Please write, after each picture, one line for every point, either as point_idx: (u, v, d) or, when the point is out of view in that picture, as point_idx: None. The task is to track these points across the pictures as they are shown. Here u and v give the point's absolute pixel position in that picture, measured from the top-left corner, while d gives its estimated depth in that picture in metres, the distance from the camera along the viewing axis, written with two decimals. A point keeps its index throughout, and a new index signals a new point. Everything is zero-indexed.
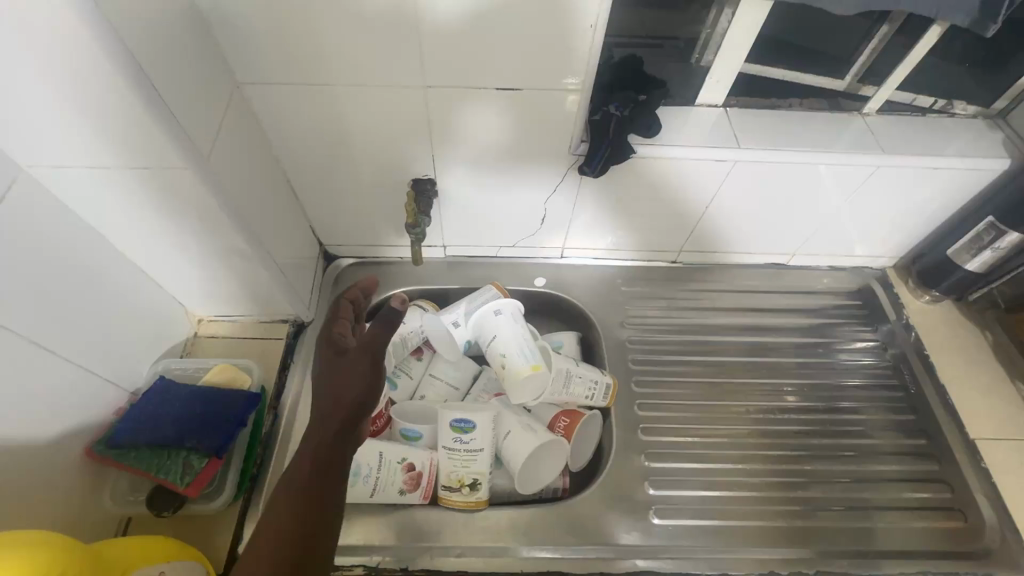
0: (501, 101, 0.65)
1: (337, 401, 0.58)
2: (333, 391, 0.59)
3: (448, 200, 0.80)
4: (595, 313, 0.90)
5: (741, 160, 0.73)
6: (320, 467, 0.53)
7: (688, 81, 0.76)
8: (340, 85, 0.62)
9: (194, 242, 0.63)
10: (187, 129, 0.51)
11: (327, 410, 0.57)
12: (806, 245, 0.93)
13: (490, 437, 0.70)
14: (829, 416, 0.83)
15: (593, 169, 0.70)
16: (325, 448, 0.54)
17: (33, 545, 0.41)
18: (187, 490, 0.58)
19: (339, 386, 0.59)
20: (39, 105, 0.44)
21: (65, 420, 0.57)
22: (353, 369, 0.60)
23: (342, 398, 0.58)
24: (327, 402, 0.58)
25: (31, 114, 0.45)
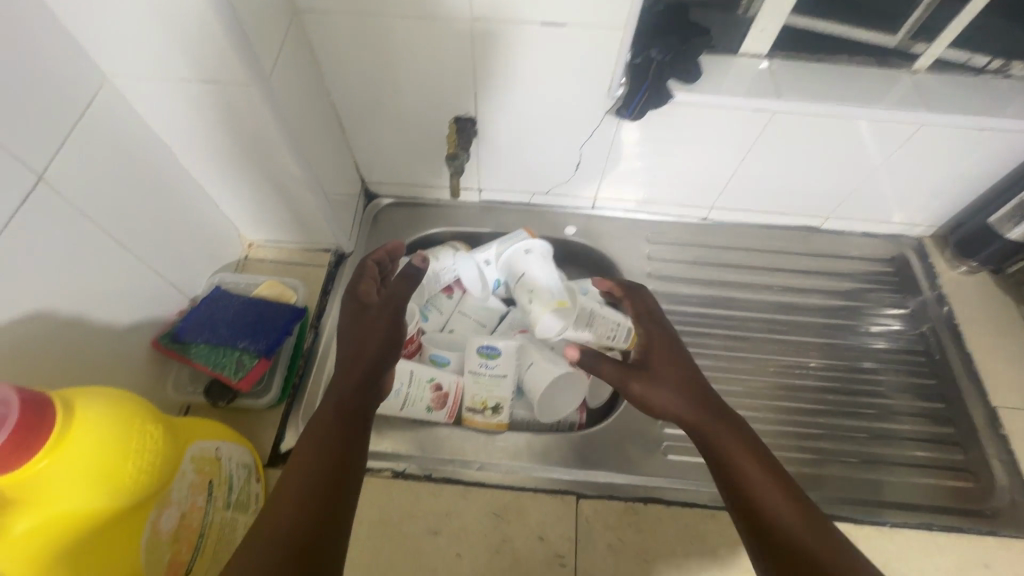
0: (545, 40, 0.66)
1: (359, 356, 0.56)
2: (354, 348, 0.57)
3: (487, 142, 0.83)
4: (622, 263, 0.92)
5: (780, 112, 0.73)
6: (346, 420, 0.50)
7: (732, 31, 0.75)
8: (391, 17, 0.65)
9: (251, 162, 0.68)
10: (254, 47, 0.55)
11: (349, 365, 0.55)
12: (841, 209, 0.92)
13: (513, 365, 0.74)
14: (847, 376, 0.84)
15: (631, 114, 0.72)
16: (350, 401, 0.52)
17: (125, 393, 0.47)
18: (240, 384, 0.65)
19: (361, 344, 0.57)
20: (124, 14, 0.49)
21: (136, 313, 0.63)
22: (373, 330, 0.58)
23: (365, 355, 0.56)
24: (349, 359, 0.56)
25: (115, 22, 0.49)
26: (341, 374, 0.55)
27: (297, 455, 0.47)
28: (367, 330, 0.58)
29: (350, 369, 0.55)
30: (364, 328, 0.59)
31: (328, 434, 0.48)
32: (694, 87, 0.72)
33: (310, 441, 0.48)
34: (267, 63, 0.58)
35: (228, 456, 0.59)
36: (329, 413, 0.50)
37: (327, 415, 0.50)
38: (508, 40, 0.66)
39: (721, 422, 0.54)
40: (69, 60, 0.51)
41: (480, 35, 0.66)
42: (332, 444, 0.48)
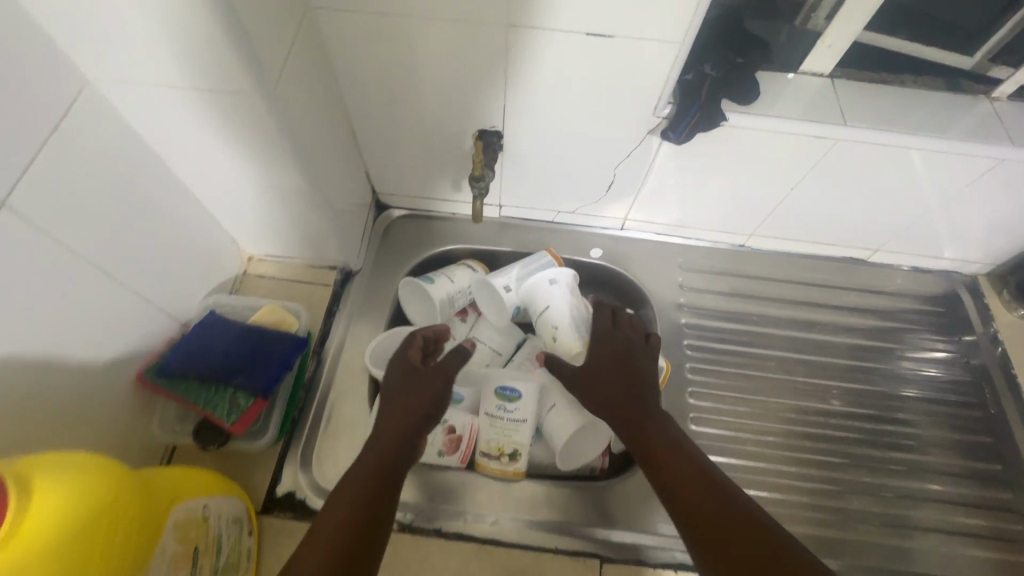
0: (591, 52, 0.58)
1: (392, 434, 0.56)
2: (388, 422, 0.57)
3: (513, 158, 0.75)
4: (652, 292, 0.85)
5: (844, 139, 0.65)
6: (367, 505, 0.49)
7: (794, 45, 0.68)
8: (417, 19, 0.57)
9: (253, 176, 0.61)
10: (263, 54, 0.47)
11: (379, 441, 0.55)
12: (892, 242, 0.85)
13: (533, 409, 0.67)
14: (891, 426, 0.78)
15: (678, 136, 0.64)
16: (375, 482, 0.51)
17: (87, 461, 0.41)
18: (232, 427, 0.58)
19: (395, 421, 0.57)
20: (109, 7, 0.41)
21: (120, 343, 0.56)
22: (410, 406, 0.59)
23: (398, 433, 0.56)
24: (380, 435, 0.56)
25: (98, 16, 0.42)
26: (370, 448, 0.55)
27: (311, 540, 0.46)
28: (402, 406, 0.59)
29: (380, 447, 0.55)
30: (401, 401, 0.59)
31: (346, 521, 0.47)
32: (751, 109, 0.65)
33: (327, 527, 0.46)
34: (276, 68, 0.50)
35: (216, 513, 0.53)
36: (353, 494, 0.49)
37: (350, 494, 0.49)
38: (548, 50, 0.59)
39: (643, 421, 0.60)
40: (46, 60, 0.44)
41: (518, 42, 0.58)
42: (349, 533, 0.46)
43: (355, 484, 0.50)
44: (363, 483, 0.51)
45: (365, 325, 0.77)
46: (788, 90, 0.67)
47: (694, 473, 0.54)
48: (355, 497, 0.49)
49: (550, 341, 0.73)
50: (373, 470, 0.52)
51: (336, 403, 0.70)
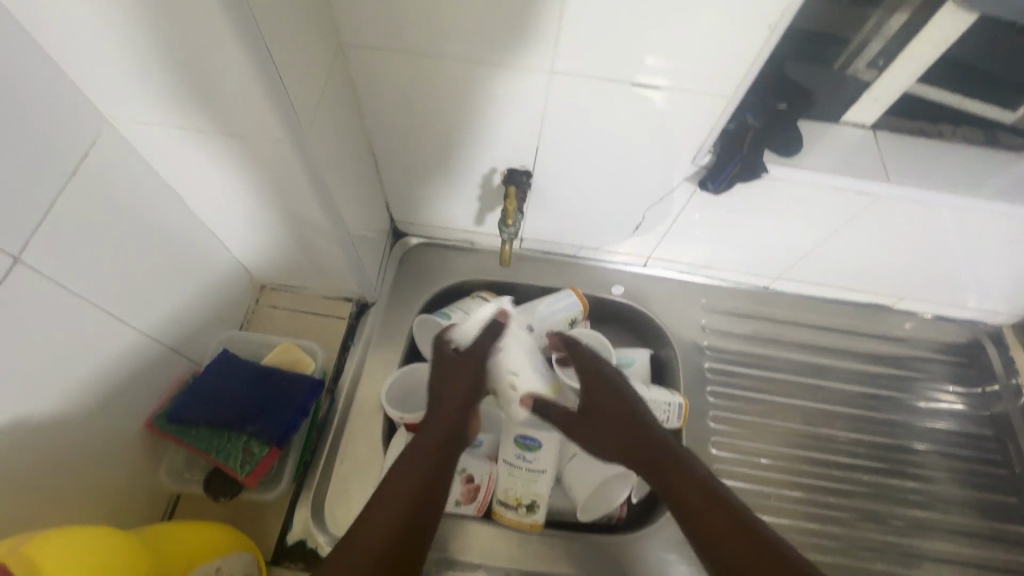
0: (629, 97, 0.57)
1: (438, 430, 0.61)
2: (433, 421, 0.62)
3: (539, 195, 0.73)
4: (673, 333, 0.83)
5: (884, 196, 0.64)
6: (432, 472, 0.58)
7: (836, 94, 0.65)
8: (452, 60, 0.55)
9: (273, 215, 0.59)
10: (293, 100, 0.46)
11: (430, 433, 0.61)
12: (919, 291, 0.83)
13: (553, 458, 0.65)
14: (906, 479, 0.77)
15: (717, 186, 0.62)
16: (428, 470, 0.58)
17: (87, 543, 0.39)
18: (246, 480, 0.56)
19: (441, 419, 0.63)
20: (138, 49, 0.40)
21: (129, 384, 0.54)
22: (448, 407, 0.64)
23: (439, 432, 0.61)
24: (428, 432, 0.61)
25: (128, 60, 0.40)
26: (421, 443, 0.60)
27: (381, 505, 0.54)
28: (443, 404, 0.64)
29: (427, 443, 0.60)
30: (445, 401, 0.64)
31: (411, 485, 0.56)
32: (789, 161, 0.63)
33: (397, 490, 0.55)
34: (304, 109, 0.48)
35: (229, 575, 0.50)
36: (414, 472, 0.57)
37: (408, 479, 0.56)
38: (584, 94, 0.57)
39: (670, 456, 0.60)
40: (66, 104, 0.43)
41: (550, 84, 0.56)
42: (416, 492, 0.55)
43: (417, 464, 0.58)
44: (428, 460, 0.58)
45: (380, 361, 0.75)
46: (827, 140, 0.66)
47: (689, 476, 0.58)
48: (415, 476, 0.56)
49: (509, 387, 0.69)
50: (428, 456, 0.59)
51: (350, 444, 0.68)
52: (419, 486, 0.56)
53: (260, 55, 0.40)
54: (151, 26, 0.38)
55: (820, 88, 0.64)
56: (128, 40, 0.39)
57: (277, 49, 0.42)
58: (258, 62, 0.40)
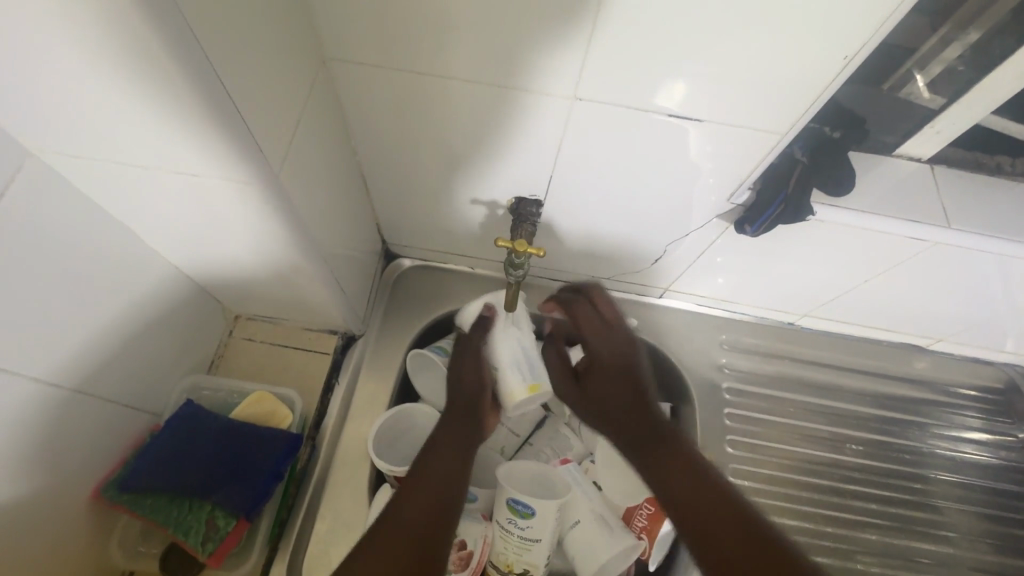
0: (654, 128, 0.50)
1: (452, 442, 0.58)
2: (446, 434, 0.59)
3: (550, 223, 0.66)
4: (691, 373, 0.77)
5: (941, 243, 0.57)
6: (449, 484, 0.54)
7: (893, 122, 0.57)
8: (458, 79, 0.48)
9: (244, 254, 0.51)
10: (258, 132, 0.38)
11: (445, 445, 0.58)
12: (959, 334, 0.76)
13: (552, 526, 0.58)
14: (928, 541, 0.72)
15: (756, 230, 0.57)
16: (444, 480, 0.54)
17: None
18: (208, 560, 0.49)
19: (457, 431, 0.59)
20: (65, 85, 0.32)
21: (75, 451, 0.47)
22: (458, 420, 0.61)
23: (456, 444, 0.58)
24: (441, 446, 0.57)
25: (52, 94, 0.33)
26: (435, 456, 0.56)
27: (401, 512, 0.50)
28: (457, 416, 0.61)
29: (442, 456, 0.56)
30: (460, 416, 0.61)
31: (430, 497, 0.52)
32: (833, 201, 0.56)
33: (416, 498, 0.51)
34: (278, 145, 0.41)
35: None
36: (432, 482, 0.53)
37: (426, 488, 0.52)
38: (611, 121, 0.50)
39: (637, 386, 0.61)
40: None
41: (562, 111, 0.50)
42: (435, 502, 0.52)
43: (433, 475, 0.54)
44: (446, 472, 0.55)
45: (368, 402, 0.67)
46: (873, 176, 0.59)
47: (675, 453, 0.54)
48: (433, 487, 0.53)
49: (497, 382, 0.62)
50: (443, 467, 0.55)
51: (331, 501, 0.61)
52: (436, 497, 0.52)
53: (215, 90, 0.33)
54: (75, 59, 0.30)
55: (874, 117, 0.56)
56: (48, 74, 0.31)
57: (238, 80, 0.35)
58: (212, 99, 0.33)
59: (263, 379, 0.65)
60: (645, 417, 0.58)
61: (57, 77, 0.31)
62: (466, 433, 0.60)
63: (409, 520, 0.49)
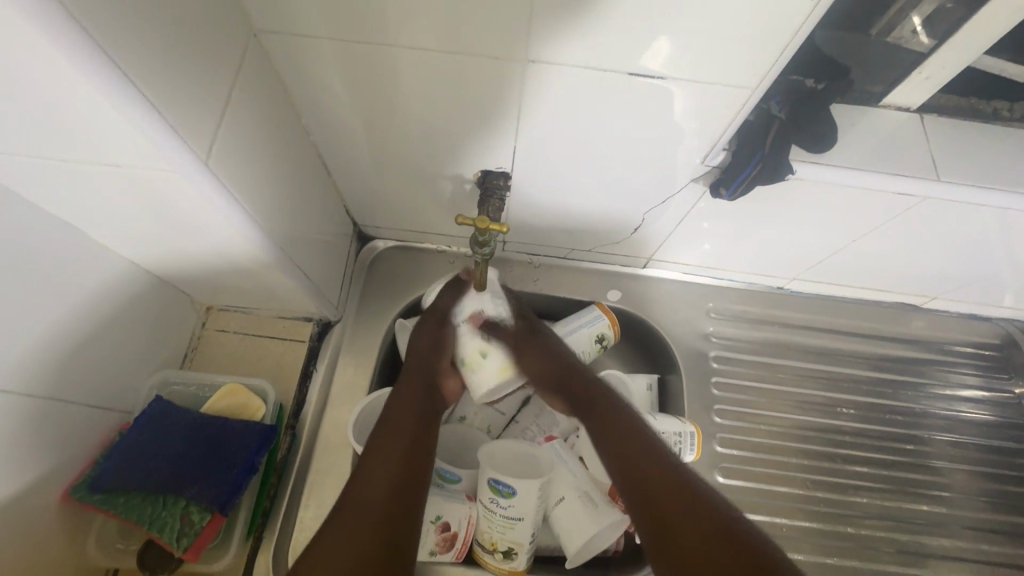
0: (617, 89, 0.47)
1: (410, 415, 0.57)
2: (397, 412, 0.57)
3: (522, 196, 0.63)
4: (677, 344, 0.75)
5: (932, 197, 0.54)
6: (405, 462, 0.54)
7: (879, 69, 0.53)
8: (402, 47, 0.45)
9: (196, 246, 0.49)
10: (175, 118, 0.35)
11: (397, 424, 0.56)
12: (955, 291, 0.74)
13: (534, 506, 0.57)
14: (923, 502, 0.72)
15: (732, 193, 0.55)
16: (401, 456, 0.54)
17: None
18: (185, 555, 0.49)
19: (412, 405, 0.58)
20: None
21: (43, 456, 0.47)
22: (414, 394, 0.59)
23: (411, 418, 0.57)
24: (393, 423, 0.56)
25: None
26: (388, 433, 0.55)
27: (355, 501, 0.51)
28: (413, 390, 0.60)
29: (395, 433, 0.55)
30: (413, 392, 0.59)
31: (385, 477, 0.52)
32: (815, 158, 0.53)
33: (369, 485, 0.51)
34: (207, 131, 0.39)
35: None
36: (386, 467, 0.53)
37: (380, 471, 0.52)
38: (571, 85, 0.47)
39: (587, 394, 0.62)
40: None
41: (516, 76, 0.47)
42: (392, 480, 0.52)
43: (388, 453, 0.54)
44: (400, 449, 0.54)
45: (347, 388, 0.66)
46: (858, 130, 0.55)
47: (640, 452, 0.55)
48: (388, 470, 0.52)
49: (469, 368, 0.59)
50: (398, 444, 0.55)
51: (314, 488, 0.61)
52: (392, 475, 0.52)
53: (114, 75, 0.31)
54: None
55: (858, 65, 0.53)
56: None
57: (142, 66, 0.33)
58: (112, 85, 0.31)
59: (238, 370, 0.64)
60: (609, 425, 0.58)
61: None
62: (423, 407, 0.59)
63: (360, 510, 0.50)
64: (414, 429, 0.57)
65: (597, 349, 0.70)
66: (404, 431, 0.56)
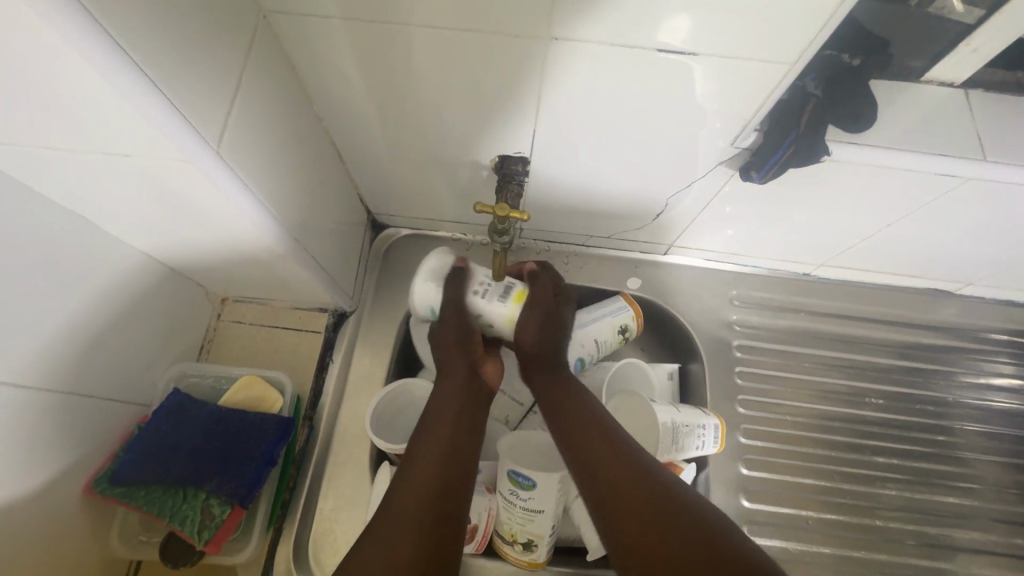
0: (644, 67, 0.45)
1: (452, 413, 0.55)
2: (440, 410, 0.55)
3: (541, 181, 0.61)
4: (699, 333, 0.73)
5: (977, 178, 0.51)
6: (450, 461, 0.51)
7: (922, 43, 0.50)
8: (417, 27, 0.43)
9: (210, 238, 0.48)
10: (184, 106, 0.34)
11: (438, 422, 0.54)
12: (992, 277, 0.71)
13: (554, 499, 0.56)
14: (953, 494, 0.70)
15: (763, 176, 0.52)
16: (445, 454, 0.52)
17: None
18: (207, 547, 0.49)
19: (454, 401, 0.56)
20: None
21: (64, 450, 0.47)
22: (455, 389, 0.56)
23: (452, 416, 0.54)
24: (437, 421, 0.54)
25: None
26: (431, 434, 0.53)
27: (402, 502, 0.48)
28: (453, 388, 0.57)
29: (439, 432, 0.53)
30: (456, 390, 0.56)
31: (433, 476, 0.50)
32: (849, 138, 0.51)
33: (417, 485, 0.49)
34: (217, 117, 0.37)
35: None
36: (430, 467, 0.50)
37: (427, 469, 0.50)
38: (594, 64, 0.45)
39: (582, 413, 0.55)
40: None
41: (537, 56, 0.45)
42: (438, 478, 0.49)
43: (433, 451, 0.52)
44: (445, 443, 0.52)
45: (364, 379, 0.66)
46: (898, 108, 0.52)
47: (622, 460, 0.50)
48: (432, 470, 0.50)
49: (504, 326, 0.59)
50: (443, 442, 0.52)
51: (333, 480, 0.60)
52: (438, 474, 0.50)
53: (120, 60, 0.29)
54: None
55: (898, 37, 0.49)
56: None
57: (147, 48, 0.31)
58: (119, 71, 0.29)
59: (256, 361, 0.63)
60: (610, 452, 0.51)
61: None
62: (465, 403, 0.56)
63: (412, 509, 0.47)
64: (455, 423, 0.54)
65: (618, 339, 0.68)
66: (448, 426, 0.54)
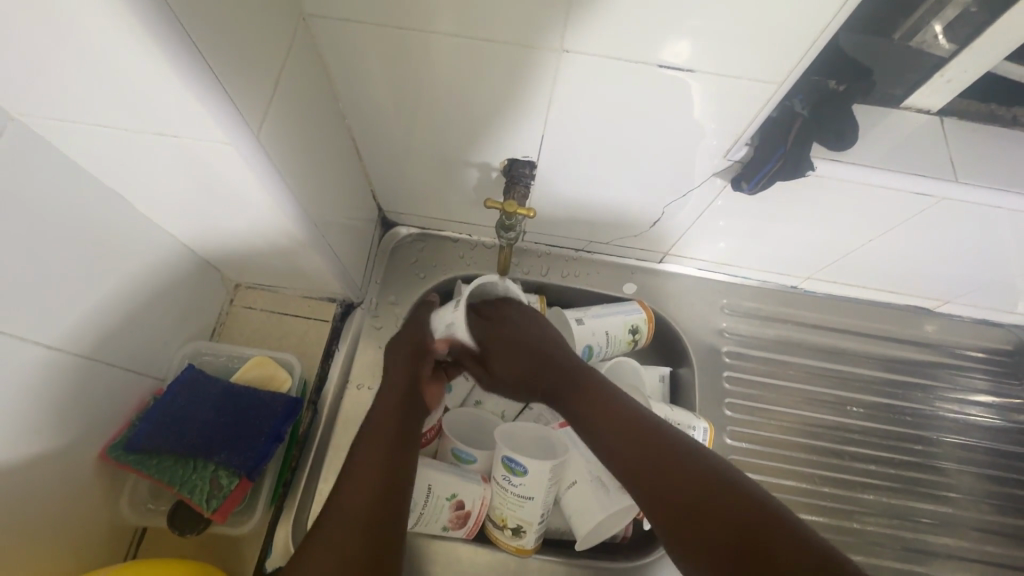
0: (647, 80, 0.49)
1: (387, 421, 0.57)
2: (378, 421, 0.57)
3: (546, 187, 0.65)
4: (690, 338, 0.76)
5: (949, 198, 0.55)
6: (387, 466, 0.53)
7: (903, 72, 0.54)
8: (441, 33, 0.47)
9: (233, 222, 0.50)
10: (230, 94, 0.37)
11: (377, 429, 0.56)
12: (968, 296, 0.75)
13: (546, 487, 0.58)
14: (929, 502, 0.72)
15: (753, 187, 0.56)
16: (385, 460, 0.54)
17: None
18: (213, 516, 0.51)
19: (399, 413, 0.58)
20: (35, 48, 0.32)
21: (82, 416, 0.49)
22: (391, 404, 0.58)
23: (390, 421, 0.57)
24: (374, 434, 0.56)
25: (25, 55, 0.32)
26: (366, 444, 0.55)
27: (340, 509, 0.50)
28: (393, 398, 0.59)
29: (371, 444, 0.55)
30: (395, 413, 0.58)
31: (370, 484, 0.52)
32: (834, 156, 0.55)
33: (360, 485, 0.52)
34: (258, 107, 0.41)
35: None
36: (362, 482, 0.52)
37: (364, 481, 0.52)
38: (601, 76, 0.49)
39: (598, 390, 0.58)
40: None
41: (548, 66, 0.48)
42: (378, 482, 0.52)
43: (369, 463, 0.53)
44: (381, 449, 0.54)
45: (367, 367, 0.68)
46: (879, 131, 0.57)
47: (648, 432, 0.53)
48: (365, 482, 0.52)
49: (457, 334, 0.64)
50: (380, 449, 0.54)
51: (335, 463, 0.62)
52: (372, 487, 0.51)
53: (186, 50, 0.33)
54: (42, 19, 0.30)
55: (880, 66, 0.54)
56: (15, 34, 0.31)
57: (210, 40, 0.35)
58: (180, 57, 0.33)
59: (265, 345, 0.66)
60: (629, 424, 0.54)
61: (25, 39, 0.31)
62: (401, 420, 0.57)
63: (357, 506, 0.50)
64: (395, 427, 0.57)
65: (628, 340, 0.71)
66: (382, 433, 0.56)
